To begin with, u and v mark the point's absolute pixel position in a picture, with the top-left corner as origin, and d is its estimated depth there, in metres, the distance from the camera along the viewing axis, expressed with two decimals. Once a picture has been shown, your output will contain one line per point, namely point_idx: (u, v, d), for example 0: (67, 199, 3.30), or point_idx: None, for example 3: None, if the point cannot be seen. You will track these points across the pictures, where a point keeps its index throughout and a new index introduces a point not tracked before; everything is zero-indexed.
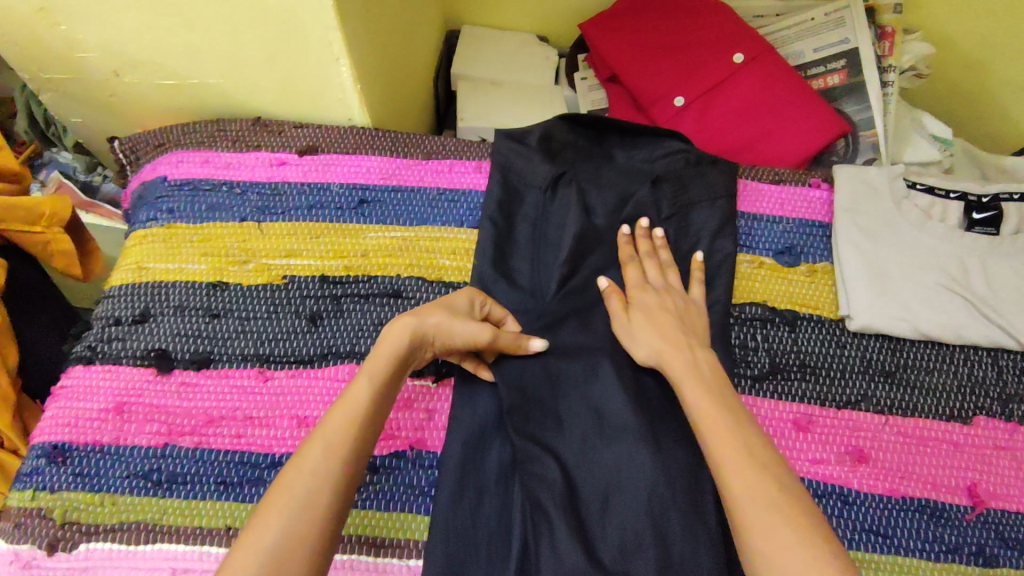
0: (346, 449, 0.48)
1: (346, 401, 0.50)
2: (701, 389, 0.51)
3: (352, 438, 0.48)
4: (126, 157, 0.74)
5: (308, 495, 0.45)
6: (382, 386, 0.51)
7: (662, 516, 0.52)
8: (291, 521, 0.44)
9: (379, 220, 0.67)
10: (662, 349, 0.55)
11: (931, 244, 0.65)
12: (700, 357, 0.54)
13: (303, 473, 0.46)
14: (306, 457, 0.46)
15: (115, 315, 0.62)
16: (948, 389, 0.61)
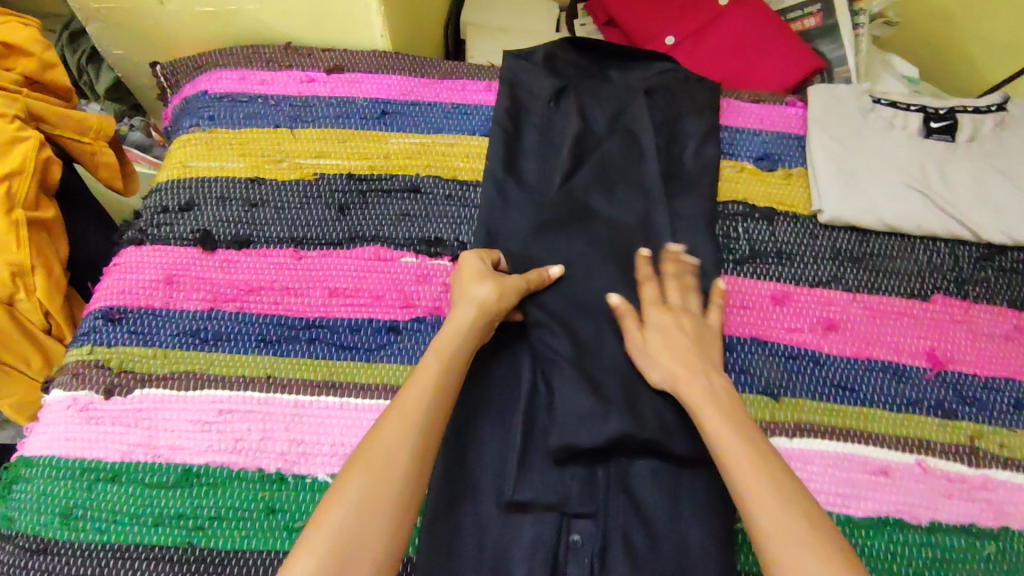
0: (423, 418, 0.50)
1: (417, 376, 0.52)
2: (721, 416, 0.52)
3: (427, 407, 0.50)
4: (167, 80, 0.82)
5: (386, 465, 0.47)
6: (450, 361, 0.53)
7: None
8: (369, 490, 0.45)
9: (400, 128, 0.75)
10: (678, 375, 0.56)
11: (895, 149, 0.72)
12: (714, 383, 0.55)
13: (382, 441, 0.48)
14: (383, 429, 0.49)
15: (163, 204, 0.69)
16: (910, 272, 0.69)
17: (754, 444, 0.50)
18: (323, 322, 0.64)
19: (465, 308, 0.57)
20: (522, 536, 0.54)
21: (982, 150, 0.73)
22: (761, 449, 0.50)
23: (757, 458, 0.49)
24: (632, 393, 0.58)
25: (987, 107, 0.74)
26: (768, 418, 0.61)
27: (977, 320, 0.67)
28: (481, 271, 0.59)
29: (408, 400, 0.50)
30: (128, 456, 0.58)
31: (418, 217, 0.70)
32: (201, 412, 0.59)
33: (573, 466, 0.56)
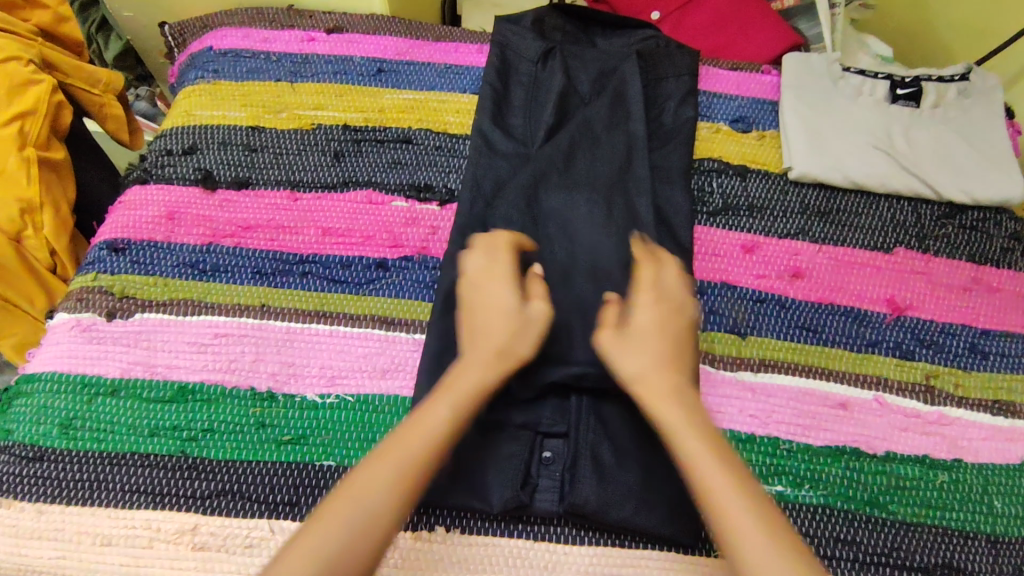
0: (396, 479, 0.46)
1: (425, 424, 0.49)
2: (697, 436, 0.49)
3: (409, 461, 0.47)
4: (175, 40, 0.86)
5: (362, 519, 0.44)
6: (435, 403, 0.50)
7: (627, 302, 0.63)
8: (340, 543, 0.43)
9: (394, 85, 0.79)
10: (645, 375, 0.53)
11: (862, 114, 0.77)
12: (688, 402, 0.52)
13: (365, 483, 0.45)
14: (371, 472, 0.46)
15: (168, 148, 0.73)
16: (874, 227, 0.72)
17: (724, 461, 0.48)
18: (316, 257, 0.67)
19: (482, 352, 0.54)
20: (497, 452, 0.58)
21: (945, 117, 0.77)
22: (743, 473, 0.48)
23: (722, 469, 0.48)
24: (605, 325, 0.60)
25: (952, 77, 0.78)
26: (734, 354, 0.64)
27: (936, 271, 0.70)
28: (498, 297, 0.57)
29: (382, 454, 0.47)
30: (127, 373, 0.60)
31: (409, 165, 0.73)
32: (198, 334, 0.62)
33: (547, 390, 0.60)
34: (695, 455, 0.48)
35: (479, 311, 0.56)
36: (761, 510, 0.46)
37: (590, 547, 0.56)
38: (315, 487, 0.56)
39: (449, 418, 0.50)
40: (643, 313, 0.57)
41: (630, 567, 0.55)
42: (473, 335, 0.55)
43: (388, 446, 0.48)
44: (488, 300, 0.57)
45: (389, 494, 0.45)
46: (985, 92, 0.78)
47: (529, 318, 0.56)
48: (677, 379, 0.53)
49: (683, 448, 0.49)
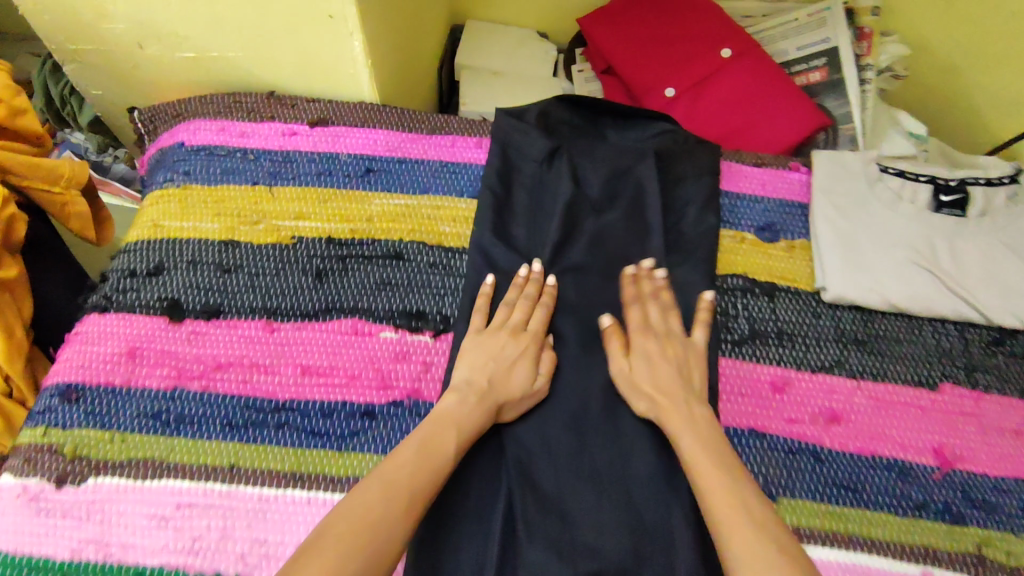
0: (400, 506, 0.47)
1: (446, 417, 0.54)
2: (700, 440, 0.53)
3: (415, 485, 0.48)
4: (145, 127, 0.78)
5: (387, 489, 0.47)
6: (432, 444, 0.51)
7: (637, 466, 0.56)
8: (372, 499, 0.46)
9: (385, 188, 0.71)
10: (658, 401, 0.57)
11: (902, 223, 0.69)
12: (698, 413, 0.56)
13: (398, 460, 0.50)
14: (401, 450, 0.50)
15: (131, 268, 0.66)
16: (916, 358, 0.65)
17: (723, 457, 0.52)
18: (293, 404, 0.60)
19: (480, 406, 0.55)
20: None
21: (994, 226, 0.69)
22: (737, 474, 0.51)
23: (725, 468, 0.51)
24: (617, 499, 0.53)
25: (1000, 180, 0.71)
26: (833, 531, 0.56)
27: (986, 413, 0.63)
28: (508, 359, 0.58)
29: (385, 478, 0.48)
30: (79, 553, 0.53)
31: (399, 287, 0.66)
32: (159, 504, 0.55)
33: None
34: (693, 443, 0.53)
35: (493, 363, 0.58)
36: (746, 504, 0.49)
37: None
38: None
39: (441, 452, 0.51)
40: (647, 336, 0.61)
41: None
42: (483, 384, 0.56)
43: (390, 470, 0.49)
44: (496, 353, 0.59)
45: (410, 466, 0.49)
46: None
47: (523, 394, 0.57)
48: (672, 395, 0.57)
49: (688, 446, 0.53)
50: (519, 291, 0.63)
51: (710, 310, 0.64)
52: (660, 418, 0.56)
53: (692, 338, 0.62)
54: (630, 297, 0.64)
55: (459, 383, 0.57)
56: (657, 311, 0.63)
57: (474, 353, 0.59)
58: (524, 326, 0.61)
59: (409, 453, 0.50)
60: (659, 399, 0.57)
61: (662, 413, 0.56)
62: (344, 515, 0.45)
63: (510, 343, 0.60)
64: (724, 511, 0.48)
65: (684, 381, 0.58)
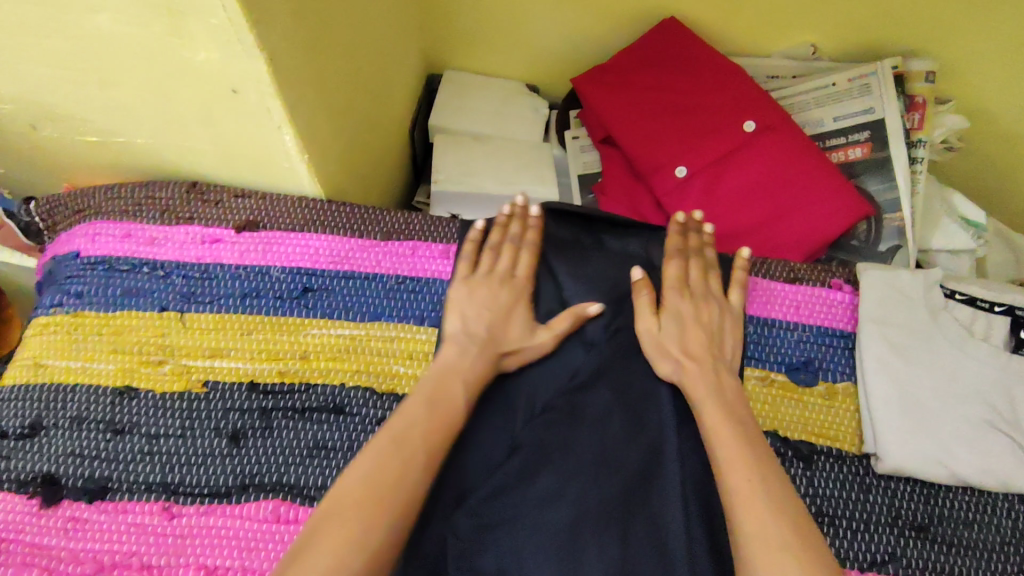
0: (419, 459, 0.45)
1: (448, 377, 0.51)
2: (723, 408, 0.50)
3: (427, 440, 0.46)
4: (45, 221, 0.65)
5: (401, 458, 0.44)
6: (437, 400, 0.49)
7: None
8: (391, 457, 0.44)
9: (326, 314, 0.57)
10: (686, 363, 0.54)
11: (971, 368, 0.55)
12: (726, 383, 0.53)
13: (417, 413, 0.48)
14: (411, 410, 0.48)
15: (1, 427, 0.52)
16: (992, 549, 0.51)
17: (746, 428, 0.49)
18: None
19: (481, 355, 0.53)
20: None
21: None
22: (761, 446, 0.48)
23: (750, 442, 0.48)
24: None
25: None
26: None
27: None
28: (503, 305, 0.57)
29: (396, 434, 0.46)
30: None
31: (338, 452, 0.52)
32: None
33: None
34: (711, 408, 0.51)
35: (490, 312, 0.56)
36: (767, 475, 0.46)
37: None
38: None
39: (451, 407, 0.49)
40: (682, 295, 0.58)
41: None
42: (484, 333, 0.55)
43: (400, 425, 0.47)
44: (491, 303, 0.57)
45: (421, 421, 0.47)
46: None
47: (523, 347, 0.55)
48: (698, 356, 0.54)
49: (709, 411, 0.50)
50: (502, 234, 0.61)
51: (745, 269, 0.60)
52: (688, 381, 0.53)
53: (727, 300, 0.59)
54: (672, 247, 0.60)
55: (457, 334, 0.55)
56: (698, 269, 0.60)
57: (467, 301, 0.57)
58: (512, 275, 0.59)
59: (420, 411, 0.48)
60: (685, 360, 0.54)
61: (690, 377, 0.53)
62: (347, 482, 0.43)
63: (507, 291, 0.58)
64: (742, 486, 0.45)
65: (710, 344, 0.55)
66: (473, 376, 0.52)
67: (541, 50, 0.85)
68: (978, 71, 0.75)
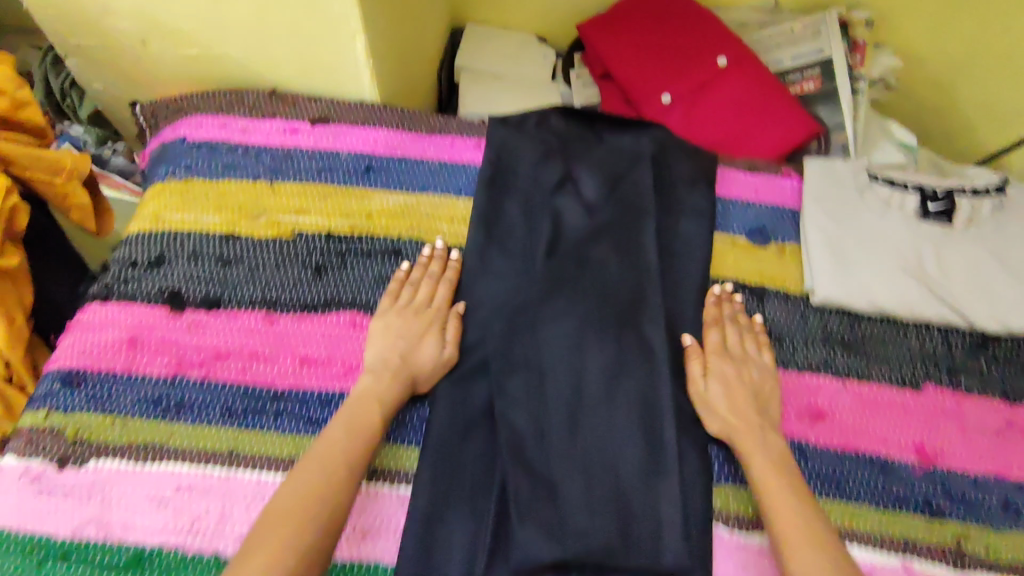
0: (340, 474, 0.53)
1: (362, 396, 0.57)
2: (770, 467, 0.56)
3: (346, 456, 0.54)
4: (147, 121, 0.79)
5: (324, 469, 0.53)
6: (357, 434, 0.55)
7: (619, 457, 0.58)
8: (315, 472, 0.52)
9: (385, 186, 0.72)
10: (734, 427, 0.59)
11: (891, 229, 0.71)
12: (770, 437, 0.59)
13: (339, 425, 0.56)
14: (331, 432, 0.55)
15: (132, 258, 0.67)
16: (902, 359, 0.67)
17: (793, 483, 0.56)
18: (292, 393, 0.61)
19: (388, 382, 0.59)
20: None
21: (979, 234, 0.71)
22: (803, 497, 0.55)
23: (792, 496, 0.54)
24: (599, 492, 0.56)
25: (987, 189, 0.73)
26: (846, 524, 0.60)
27: (968, 413, 0.65)
28: (410, 330, 0.62)
29: (321, 452, 0.54)
30: (79, 532, 0.55)
31: (398, 281, 0.67)
32: (158, 487, 0.57)
33: (530, 555, 0.53)
34: (764, 470, 0.56)
35: (402, 336, 0.61)
36: (822, 536, 0.52)
37: None
38: None
39: (368, 422, 0.56)
40: (724, 359, 0.63)
41: None
42: (397, 361, 0.60)
43: (323, 446, 0.54)
44: (404, 330, 0.62)
45: (337, 441, 0.54)
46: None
47: (431, 367, 0.60)
48: (747, 418, 0.59)
49: (757, 466, 0.56)
50: (425, 271, 0.66)
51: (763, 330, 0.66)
52: (736, 439, 0.58)
53: (760, 358, 0.64)
54: (711, 318, 0.66)
55: (372, 362, 0.60)
56: (737, 334, 0.65)
57: (383, 329, 0.62)
58: (430, 302, 0.64)
59: (341, 440, 0.55)
60: (735, 423, 0.59)
61: (736, 436, 0.59)
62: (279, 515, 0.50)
63: (423, 317, 0.63)
64: (791, 550, 0.51)
65: (755, 403, 0.60)
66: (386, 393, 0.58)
67: (550, 4, 1.01)
68: (910, 19, 0.92)
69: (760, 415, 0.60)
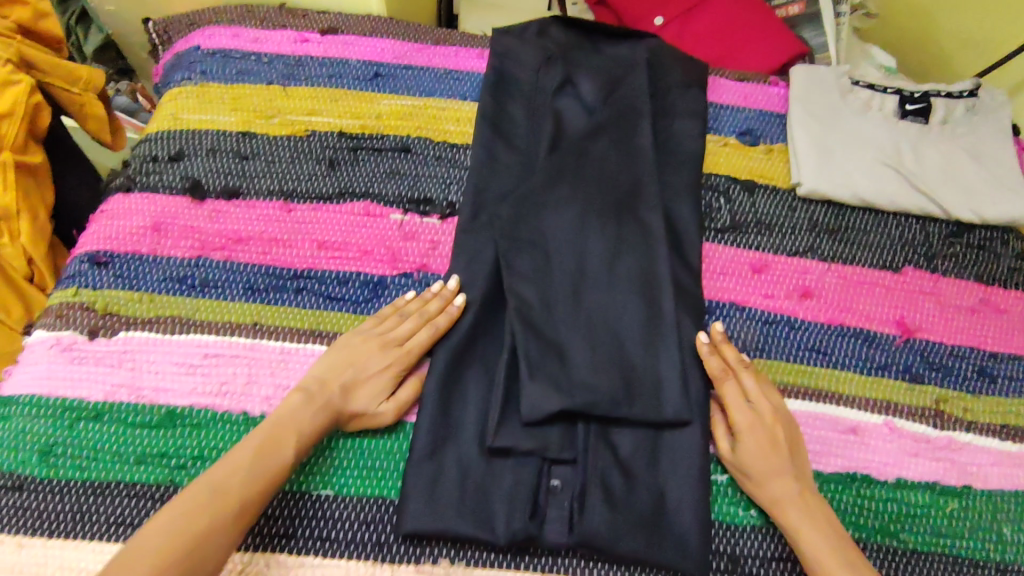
0: (226, 518, 0.48)
1: (286, 438, 0.52)
2: (818, 532, 0.53)
3: (243, 493, 0.49)
4: (158, 38, 0.82)
5: (217, 503, 0.48)
6: (269, 453, 0.51)
7: (621, 324, 0.61)
8: (197, 506, 0.47)
9: (393, 91, 0.75)
10: (772, 492, 0.55)
11: (872, 129, 0.75)
12: (810, 497, 0.55)
13: (246, 455, 0.51)
14: (238, 466, 0.50)
15: (153, 154, 0.69)
16: (882, 246, 0.72)
17: (838, 540, 0.53)
18: (310, 272, 0.64)
19: (320, 411, 0.54)
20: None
21: (953, 133, 0.76)
22: (854, 555, 0.53)
23: (845, 558, 0.52)
24: (603, 352, 0.60)
25: (960, 93, 0.77)
26: (833, 389, 0.64)
27: (945, 293, 0.70)
28: (366, 373, 0.57)
29: (217, 484, 0.49)
30: (112, 396, 0.58)
31: (408, 175, 0.70)
32: (187, 355, 0.60)
33: (541, 407, 0.56)
34: (813, 536, 0.53)
35: (356, 364, 0.57)
36: None
37: None
38: (312, 518, 0.54)
39: (279, 462, 0.51)
40: (745, 409, 0.58)
41: None
42: (334, 389, 0.56)
43: (220, 474, 0.49)
44: (360, 359, 0.58)
45: (236, 473, 0.50)
46: (994, 108, 0.78)
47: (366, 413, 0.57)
48: (781, 475, 0.55)
49: (805, 536, 0.53)
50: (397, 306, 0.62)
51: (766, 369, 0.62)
52: (777, 507, 0.55)
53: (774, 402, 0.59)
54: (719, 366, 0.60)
55: (311, 380, 0.57)
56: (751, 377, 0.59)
57: (342, 348, 0.59)
58: (405, 342, 0.59)
59: (247, 463, 0.50)
60: (768, 485, 0.55)
61: (774, 499, 0.55)
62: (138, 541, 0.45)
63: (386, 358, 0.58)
64: None
65: (787, 456, 0.56)
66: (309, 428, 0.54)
67: None
68: None
69: (791, 467, 0.56)
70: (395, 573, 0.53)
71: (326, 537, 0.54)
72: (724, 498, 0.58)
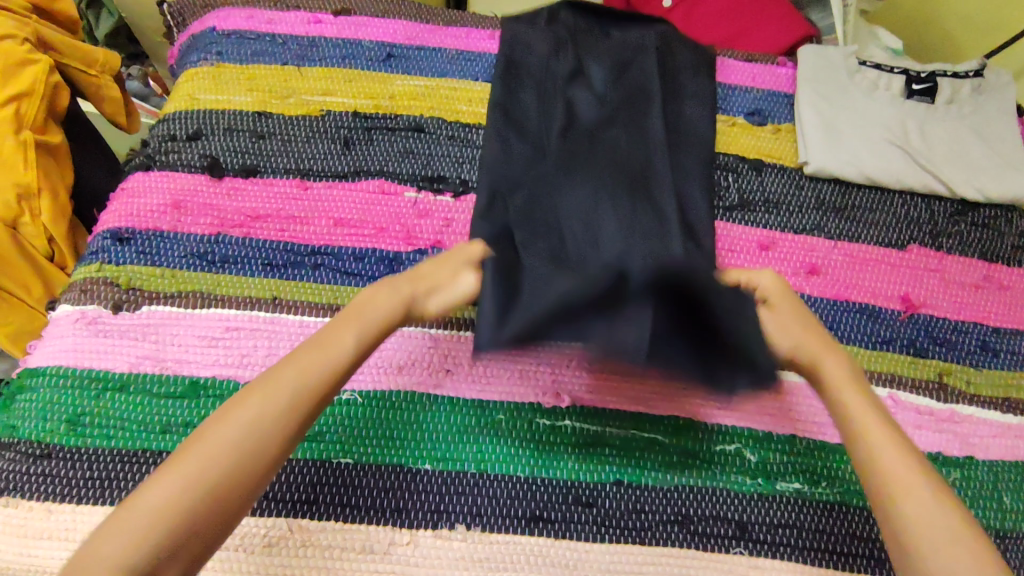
0: (275, 427, 0.45)
1: (327, 348, 0.50)
2: (894, 452, 0.50)
3: (292, 401, 0.46)
4: (174, 19, 0.82)
5: (263, 411, 0.45)
6: (314, 365, 0.48)
7: None
8: (251, 414, 0.45)
9: (405, 71, 0.76)
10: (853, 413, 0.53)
11: (878, 108, 0.76)
12: (891, 427, 0.52)
13: (294, 363, 0.48)
14: (282, 373, 0.47)
15: (171, 133, 0.71)
16: (888, 224, 0.73)
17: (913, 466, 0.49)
18: (328, 249, 0.66)
19: (339, 326, 0.52)
20: (535, 445, 0.59)
21: (959, 113, 0.77)
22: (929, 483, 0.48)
23: (919, 480, 0.48)
24: None
25: (966, 73, 0.78)
26: None
27: (950, 269, 0.71)
28: (376, 295, 0.56)
29: (264, 390, 0.46)
30: (136, 367, 0.59)
31: (422, 154, 0.72)
32: (208, 328, 0.61)
33: None
34: (888, 456, 0.50)
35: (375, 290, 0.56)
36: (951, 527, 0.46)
37: (611, 544, 0.56)
38: (333, 485, 0.56)
39: (325, 373, 0.48)
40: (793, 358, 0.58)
41: (652, 565, 0.55)
42: (349, 307, 0.55)
43: (271, 380, 0.47)
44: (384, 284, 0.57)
45: (285, 379, 0.47)
46: (1000, 88, 0.78)
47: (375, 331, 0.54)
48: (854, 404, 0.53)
49: (880, 452, 0.50)
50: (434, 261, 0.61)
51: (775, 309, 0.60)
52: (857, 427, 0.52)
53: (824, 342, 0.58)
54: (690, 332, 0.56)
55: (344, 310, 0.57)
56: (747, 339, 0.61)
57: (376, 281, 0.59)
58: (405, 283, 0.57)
59: (295, 376, 0.47)
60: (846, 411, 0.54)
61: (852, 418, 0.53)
62: (188, 448, 0.43)
63: (399, 287, 0.57)
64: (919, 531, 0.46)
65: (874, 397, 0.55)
66: (332, 346, 0.50)
67: None
68: None
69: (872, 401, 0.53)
70: (414, 537, 0.54)
71: (347, 503, 0.55)
72: (731, 468, 0.60)
